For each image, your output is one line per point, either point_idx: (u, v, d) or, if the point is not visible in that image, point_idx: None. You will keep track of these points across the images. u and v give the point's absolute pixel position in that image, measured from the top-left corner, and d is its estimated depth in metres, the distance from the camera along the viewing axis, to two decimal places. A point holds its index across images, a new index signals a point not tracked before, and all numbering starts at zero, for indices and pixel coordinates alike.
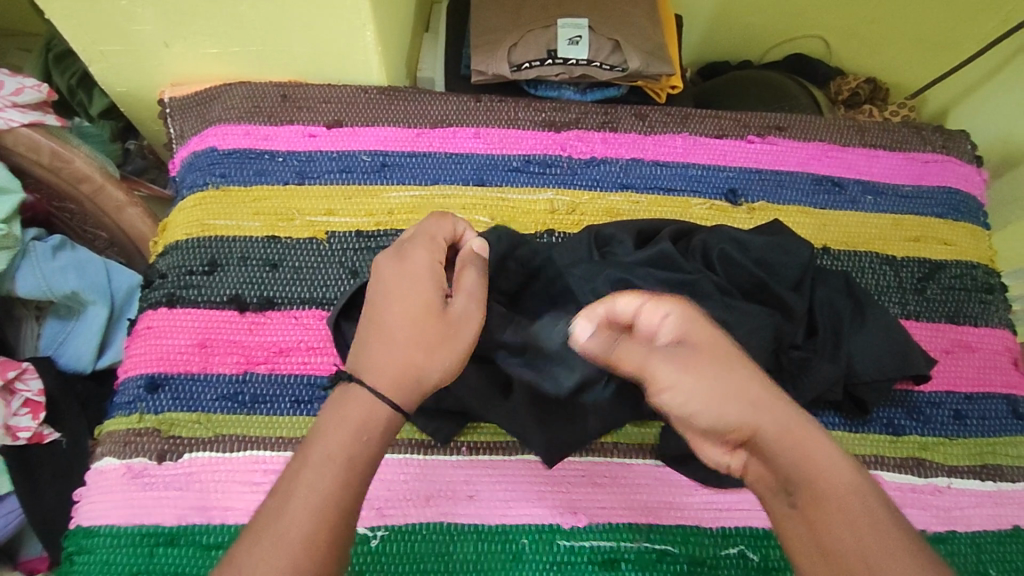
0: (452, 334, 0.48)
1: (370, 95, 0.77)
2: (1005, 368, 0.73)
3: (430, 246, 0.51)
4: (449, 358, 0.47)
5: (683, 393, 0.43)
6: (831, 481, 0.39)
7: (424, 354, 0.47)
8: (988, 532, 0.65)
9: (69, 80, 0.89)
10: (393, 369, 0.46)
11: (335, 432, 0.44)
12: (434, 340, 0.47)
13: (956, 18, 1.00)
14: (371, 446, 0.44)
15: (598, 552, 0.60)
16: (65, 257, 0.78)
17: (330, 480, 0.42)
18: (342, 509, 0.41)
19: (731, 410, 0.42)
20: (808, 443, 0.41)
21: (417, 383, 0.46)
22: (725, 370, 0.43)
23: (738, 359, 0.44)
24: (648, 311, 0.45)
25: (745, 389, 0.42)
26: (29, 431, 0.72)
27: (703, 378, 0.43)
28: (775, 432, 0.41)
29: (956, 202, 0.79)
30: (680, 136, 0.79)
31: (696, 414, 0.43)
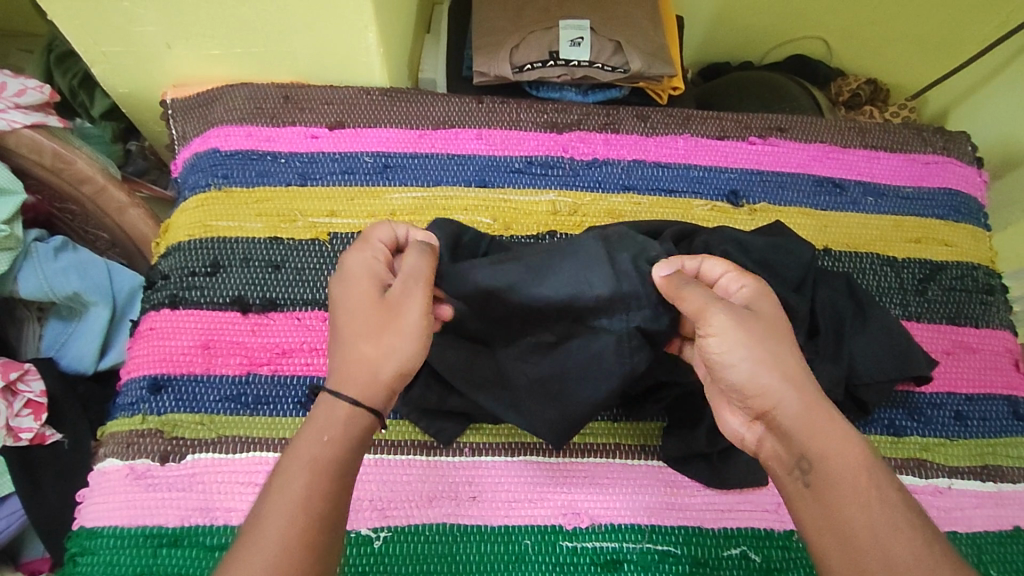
0: (393, 321, 0.47)
1: (372, 96, 0.77)
2: (1006, 369, 0.73)
3: (362, 248, 0.51)
4: (399, 344, 0.47)
5: (731, 344, 0.46)
6: (847, 468, 0.43)
7: (371, 347, 0.47)
8: (988, 533, 0.65)
9: (71, 80, 0.89)
10: (347, 369, 0.47)
11: (298, 438, 0.45)
12: (378, 331, 0.47)
13: (956, 19, 1.00)
14: (335, 449, 0.45)
15: (601, 553, 0.60)
16: (67, 258, 0.78)
17: (299, 486, 0.43)
18: (316, 512, 0.43)
19: (764, 374, 0.45)
20: (831, 429, 0.45)
21: (375, 375, 0.46)
22: (774, 342, 0.47)
23: (785, 339, 0.47)
24: (730, 280, 0.51)
25: (782, 363, 0.46)
26: (31, 432, 0.72)
27: (754, 340, 0.46)
28: (798, 411, 0.45)
29: (957, 203, 0.79)
30: (682, 137, 0.80)
31: (737, 366, 0.46)
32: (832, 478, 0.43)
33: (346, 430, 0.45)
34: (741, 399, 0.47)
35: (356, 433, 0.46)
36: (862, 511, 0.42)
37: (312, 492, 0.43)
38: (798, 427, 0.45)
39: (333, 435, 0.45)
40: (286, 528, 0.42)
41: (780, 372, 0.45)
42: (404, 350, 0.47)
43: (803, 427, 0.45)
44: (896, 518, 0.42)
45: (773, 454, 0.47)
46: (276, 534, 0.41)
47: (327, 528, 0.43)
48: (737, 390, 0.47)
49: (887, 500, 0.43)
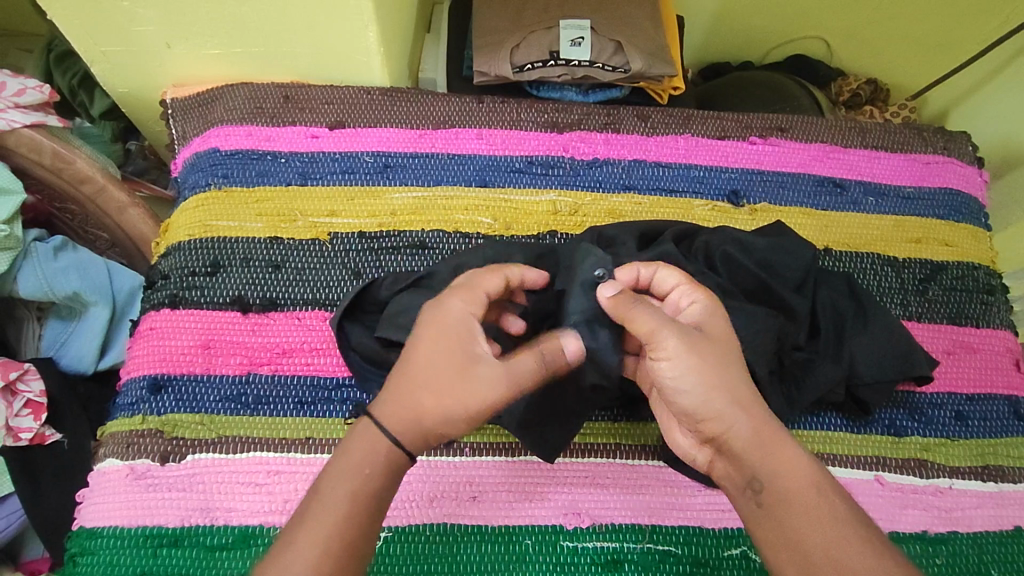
0: (464, 389, 0.46)
1: (372, 95, 0.77)
2: (1006, 369, 0.73)
3: (468, 298, 0.49)
4: (457, 411, 0.46)
5: (682, 371, 0.46)
6: (798, 484, 0.45)
7: (427, 399, 0.46)
8: (989, 533, 0.65)
9: (71, 80, 0.89)
10: (395, 411, 0.46)
11: (338, 466, 0.45)
12: (443, 391, 0.46)
13: (956, 20, 1.00)
14: (372, 482, 0.45)
15: (601, 553, 0.60)
16: (67, 258, 0.78)
17: (334, 519, 0.44)
18: (346, 546, 0.43)
19: (717, 400, 0.46)
20: (780, 448, 0.46)
21: (418, 425, 0.46)
22: (724, 365, 0.47)
23: (734, 360, 0.48)
24: (681, 296, 0.51)
25: (734, 387, 0.46)
26: (31, 432, 0.72)
27: (705, 366, 0.46)
28: (749, 433, 0.46)
29: (957, 203, 0.79)
30: (682, 137, 0.79)
31: (687, 392, 0.46)
32: (784, 496, 0.45)
33: (383, 466, 0.46)
34: (693, 422, 0.48)
35: (392, 468, 0.46)
36: (816, 527, 0.44)
37: (347, 526, 0.44)
38: (750, 450, 0.46)
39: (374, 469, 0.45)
40: (318, 562, 0.42)
41: (732, 399, 0.46)
42: (458, 417, 0.46)
43: (754, 448, 0.46)
44: (849, 533, 0.43)
45: (726, 474, 0.48)
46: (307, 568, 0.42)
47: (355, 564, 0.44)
48: (689, 414, 0.47)
49: (840, 516, 0.44)
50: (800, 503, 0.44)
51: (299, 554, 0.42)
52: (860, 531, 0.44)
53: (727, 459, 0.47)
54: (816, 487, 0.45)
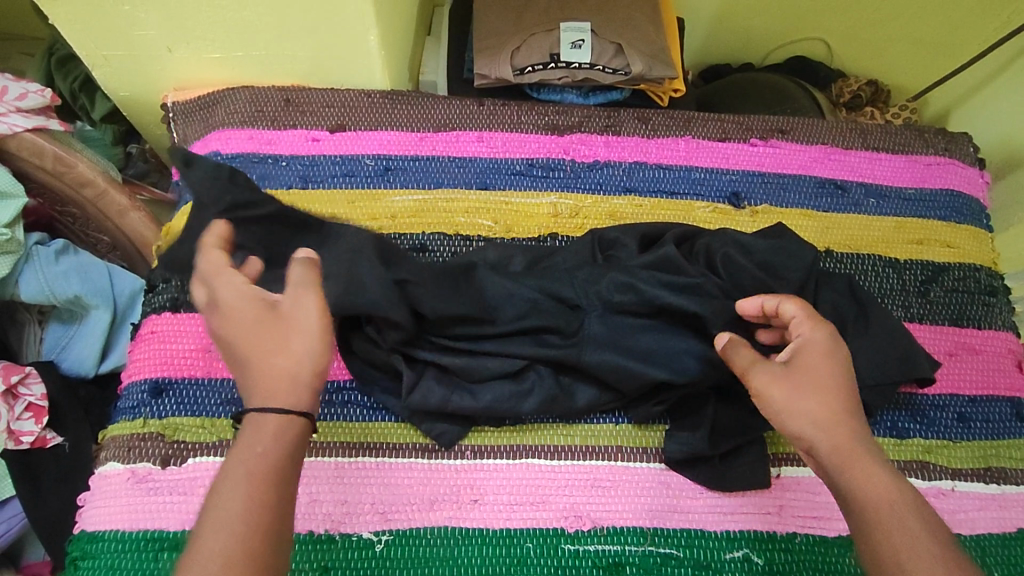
0: (293, 328, 0.49)
1: (373, 99, 0.78)
2: (1008, 370, 0.73)
3: (231, 277, 0.50)
4: (307, 345, 0.48)
5: (767, 399, 0.51)
6: (882, 500, 0.46)
7: (283, 357, 0.47)
8: (992, 534, 0.65)
9: (72, 84, 0.89)
10: (264, 385, 0.47)
11: (237, 451, 0.44)
12: (282, 338, 0.48)
13: (957, 20, 1.00)
14: (272, 456, 0.44)
15: (602, 557, 0.60)
16: (68, 261, 0.78)
17: (238, 500, 0.42)
18: (258, 525, 0.42)
19: (794, 422, 0.50)
20: (866, 467, 0.47)
21: (292, 377, 0.47)
22: (808, 392, 0.50)
23: (828, 386, 0.51)
24: (796, 325, 0.55)
25: (814, 409, 0.49)
26: (32, 436, 0.72)
27: (787, 394, 0.50)
28: (829, 448, 0.48)
29: (959, 204, 0.79)
30: (683, 139, 0.80)
31: (773, 415, 0.51)
32: (868, 512, 0.46)
33: (278, 439, 0.45)
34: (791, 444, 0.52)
35: (287, 439, 0.46)
36: (894, 542, 0.44)
37: (253, 502, 0.42)
38: (830, 462, 0.48)
39: (268, 445, 0.45)
40: (231, 542, 0.41)
41: (812, 420, 0.49)
42: (313, 349, 0.48)
43: (835, 463, 0.48)
44: (926, 550, 0.43)
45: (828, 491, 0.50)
46: (218, 553, 0.40)
47: (275, 542, 0.42)
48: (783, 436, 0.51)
49: (908, 530, 0.44)
50: (882, 517, 0.45)
51: (210, 544, 0.41)
52: (935, 547, 0.44)
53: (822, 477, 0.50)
54: (902, 504, 0.45)
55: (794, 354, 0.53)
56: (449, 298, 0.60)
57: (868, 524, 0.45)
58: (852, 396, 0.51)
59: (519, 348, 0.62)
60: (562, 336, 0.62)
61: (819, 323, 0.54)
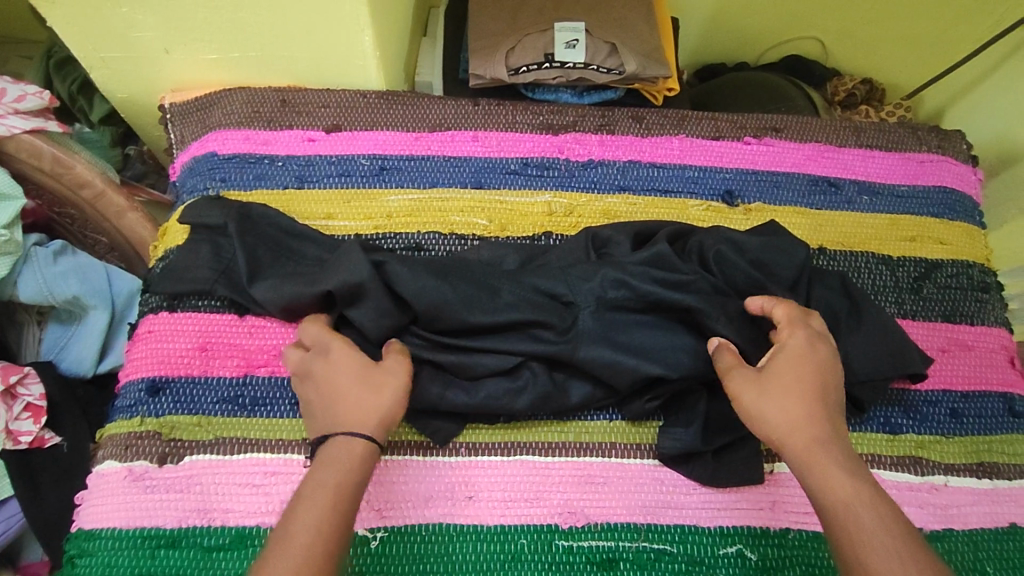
0: (388, 376, 0.55)
1: (368, 99, 0.78)
2: (1001, 366, 0.73)
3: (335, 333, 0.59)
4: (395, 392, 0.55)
5: (740, 399, 0.54)
6: (842, 497, 0.48)
7: (376, 398, 0.54)
8: (984, 530, 0.65)
9: (70, 86, 0.90)
10: (356, 418, 0.53)
11: (319, 471, 0.50)
12: (378, 384, 0.55)
13: (950, 18, 1.01)
14: (354, 478, 0.50)
15: (596, 552, 0.60)
16: (67, 262, 0.79)
17: (319, 511, 0.48)
18: (333, 533, 0.47)
19: (765, 422, 0.52)
20: (830, 465, 0.50)
21: (378, 419, 0.53)
22: (780, 393, 0.53)
23: (799, 387, 0.53)
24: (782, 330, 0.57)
25: (785, 410, 0.52)
26: (30, 436, 0.73)
27: (758, 395, 0.53)
28: (797, 449, 0.51)
29: (952, 201, 0.80)
30: (677, 137, 0.80)
31: (747, 414, 0.54)
32: (829, 508, 0.48)
33: (358, 462, 0.51)
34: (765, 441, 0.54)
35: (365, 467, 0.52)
36: (850, 537, 0.46)
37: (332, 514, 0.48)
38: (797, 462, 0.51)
39: (350, 465, 0.51)
40: (309, 549, 0.46)
41: (780, 420, 0.52)
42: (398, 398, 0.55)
43: (801, 461, 0.50)
44: (880, 543, 0.45)
45: None
46: (303, 555, 0.45)
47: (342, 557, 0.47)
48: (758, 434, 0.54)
49: (866, 527, 0.46)
50: (841, 513, 0.47)
51: (294, 547, 0.46)
52: (890, 541, 0.45)
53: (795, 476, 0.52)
54: (862, 500, 0.48)
55: (772, 358, 0.55)
56: (444, 296, 0.61)
57: (829, 520, 0.48)
58: (826, 396, 0.53)
59: (513, 345, 0.62)
60: (556, 333, 0.62)
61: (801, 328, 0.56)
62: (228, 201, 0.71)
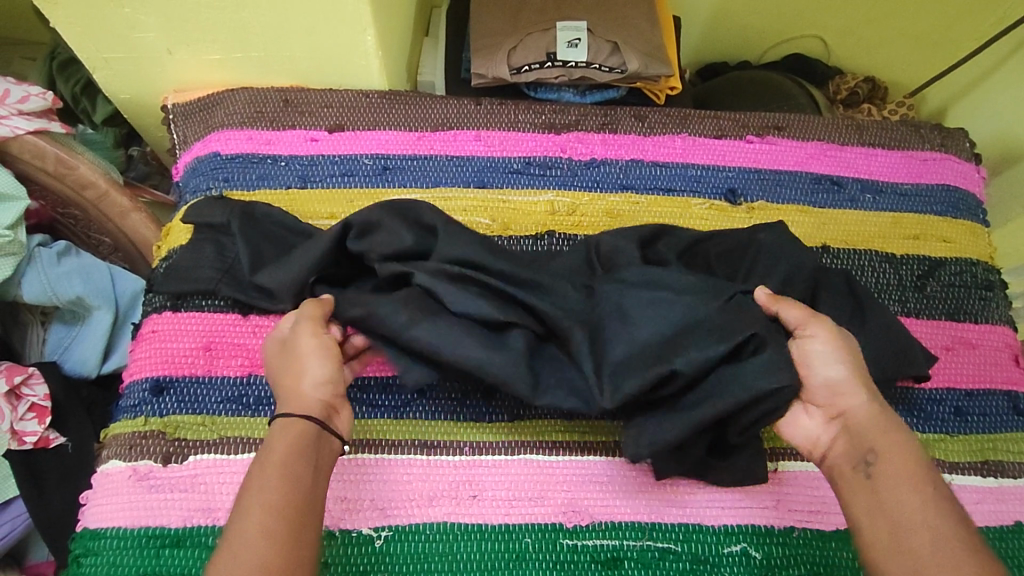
0: (298, 352, 0.55)
1: (371, 99, 0.78)
2: (1005, 364, 0.73)
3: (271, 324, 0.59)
4: (310, 365, 0.54)
5: (819, 350, 0.54)
6: (905, 462, 0.49)
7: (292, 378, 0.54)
8: (989, 528, 0.65)
9: (73, 87, 0.90)
10: (280, 400, 0.53)
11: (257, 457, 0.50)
12: (291, 364, 0.54)
13: (953, 16, 1.01)
14: (282, 452, 0.49)
15: (601, 551, 0.60)
16: (71, 262, 0.79)
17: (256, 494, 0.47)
18: (269, 509, 0.46)
19: (844, 379, 0.53)
20: (896, 432, 0.51)
21: (299, 390, 0.53)
22: (856, 362, 0.54)
23: (858, 359, 0.54)
24: None
25: (862, 376, 0.53)
26: (35, 436, 0.73)
27: (840, 354, 0.54)
28: (868, 414, 0.52)
29: (955, 199, 0.80)
30: (680, 136, 0.80)
31: (823, 367, 0.53)
32: (892, 472, 0.49)
33: (289, 437, 0.50)
34: (820, 398, 0.54)
35: (299, 437, 0.50)
36: (918, 497, 0.47)
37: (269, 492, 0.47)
38: (868, 425, 0.51)
39: (279, 442, 0.50)
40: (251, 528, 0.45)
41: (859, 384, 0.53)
42: (315, 368, 0.54)
43: (872, 424, 0.51)
44: (945, 508, 0.46)
45: (840, 453, 0.52)
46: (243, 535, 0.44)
47: (294, 525, 0.46)
48: (819, 389, 0.54)
49: (938, 491, 0.47)
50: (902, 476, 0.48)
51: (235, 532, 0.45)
52: (954, 509, 0.47)
53: (845, 439, 0.52)
54: (922, 469, 0.49)
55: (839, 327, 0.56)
56: None
57: (894, 480, 0.48)
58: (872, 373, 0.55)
59: None
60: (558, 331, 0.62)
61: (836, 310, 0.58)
62: (231, 200, 0.71)
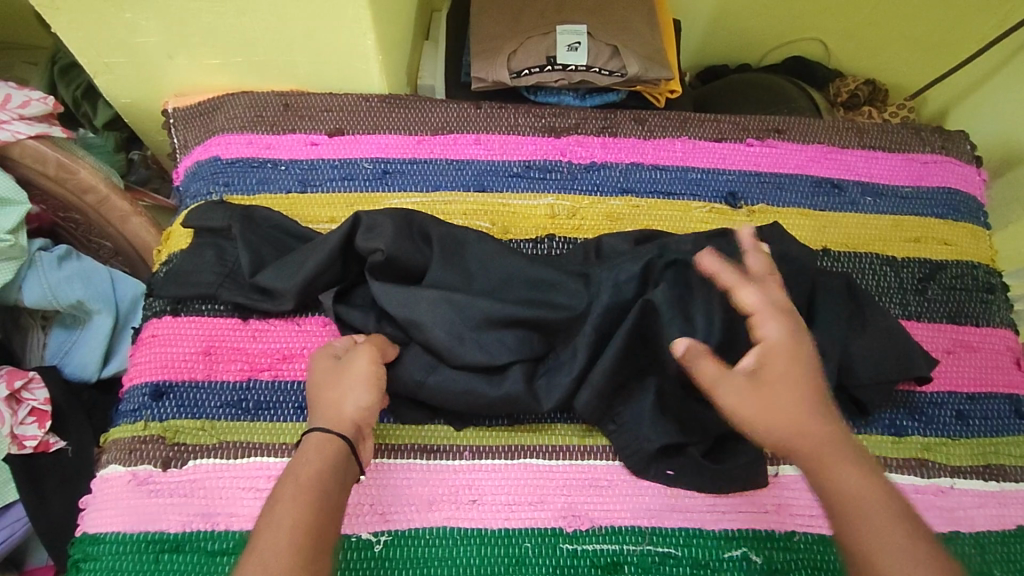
0: (348, 373, 0.56)
1: (370, 103, 0.78)
2: (1006, 367, 0.73)
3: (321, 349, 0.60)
4: (358, 387, 0.55)
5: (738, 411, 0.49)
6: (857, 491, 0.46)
7: (338, 394, 0.55)
8: (991, 532, 0.65)
9: (74, 92, 0.90)
10: (319, 418, 0.54)
11: (291, 467, 0.50)
12: (341, 384, 0.55)
13: (954, 18, 1.00)
14: (318, 468, 0.49)
15: (601, 556, 0.60)
16: (71, 267, 0.79)
17: (289, 503, 0.47)
18: (298, 521, 0.46)
19: (775, 431, 0.48)
20: (840, 469, 0.47)
21: (343, 410, 0.54)
22: (787, 404, 0.48)
23: (789, 388, 0.49)
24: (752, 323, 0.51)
25: (796, 416, 0.48)
26: (35, 440, 0.73)
27: (762, 408, 0.48)
28: (808, 455, 0.47)
29: (956, 202, 0.79)
30: (679, 140, 0.80)
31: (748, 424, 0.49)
32: (839, 509, 0.46)
33: (323, 454, 0.51)
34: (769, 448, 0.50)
35: (333, 457, 0.51)
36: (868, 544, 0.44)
37: (299, 504, 0.47)
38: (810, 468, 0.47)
39: (313, 456, 0.50)
40: (279, 536, 0.45)
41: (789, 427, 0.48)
42: (362, 392, 0.55)
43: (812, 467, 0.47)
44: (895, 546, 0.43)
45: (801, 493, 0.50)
46: (270, 542, 0.44)
47: (319, 544, 0.45)
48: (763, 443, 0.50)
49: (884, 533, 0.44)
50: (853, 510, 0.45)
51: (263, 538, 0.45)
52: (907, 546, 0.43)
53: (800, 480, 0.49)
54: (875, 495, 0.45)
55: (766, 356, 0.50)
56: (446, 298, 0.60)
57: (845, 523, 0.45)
58: (816, 391, 0.49)
59: (516, 347, 0.62)
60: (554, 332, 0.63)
61: (779, 318, 0.51)
62: (232, 205, 0.72)
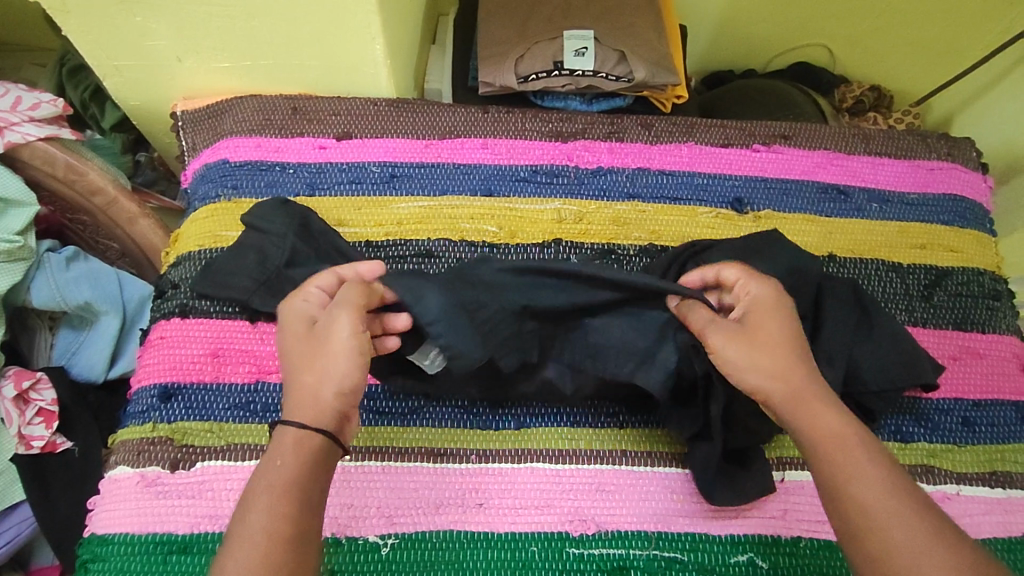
0: (325, 346, 0.51)
1: (379, 107, 0.79)
2: (1013, 375, 0.73)
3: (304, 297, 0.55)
4: (336, 366, 0.50)
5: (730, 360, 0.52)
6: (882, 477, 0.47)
7: (313, 375, 0.50)
8: (998, 539, 0.65)
9: (83, 94, 0.90)
10: (295, 400, 0.50)
11: (266, 468, 0.47)
12: (317, 358, 0.50)
13: (959, 26, 1.01)
14: (292, 472, 0.47)
15: (607, 560, 0.60)
16: (79, 268, 0.79)
17: (261, 516, 0.45)
18: (277, 537, 0.45)
19: (761, 377, 0.51)
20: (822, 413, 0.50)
21: (319, 395, 0.49)
22: (763, 349, 0.52)
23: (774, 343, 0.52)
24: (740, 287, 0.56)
25: (777, 363, 0.51)
26: (43, 440, 0.74)
27: (746, 354, 0.51)
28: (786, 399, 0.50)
29: (962, 209, 0.80)
30: (686, 145, 0.80)
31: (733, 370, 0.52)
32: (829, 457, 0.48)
33: (298, 453, 0.48)
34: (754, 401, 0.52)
35: (309, 457, 0.48)
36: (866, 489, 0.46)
37: (274, 516, 0.45)
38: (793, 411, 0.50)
39: (286, 459, 0.47)
40: (254, 555, 0.44)
41: (769, 371, 0.51)
42: (341, 369, 0.50)
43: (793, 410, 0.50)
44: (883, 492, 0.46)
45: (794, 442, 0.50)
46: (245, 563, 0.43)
47: (298, 555, 0.45)
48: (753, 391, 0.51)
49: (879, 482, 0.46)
50: (871, 546, 0.45)
51: (235, 558, 0.44)
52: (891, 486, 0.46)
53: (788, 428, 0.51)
54: (906, 516, 0.45)
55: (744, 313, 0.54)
56: None
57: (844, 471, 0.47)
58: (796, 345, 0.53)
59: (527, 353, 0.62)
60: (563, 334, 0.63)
61: (759, 280, 0.56)
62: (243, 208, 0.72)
